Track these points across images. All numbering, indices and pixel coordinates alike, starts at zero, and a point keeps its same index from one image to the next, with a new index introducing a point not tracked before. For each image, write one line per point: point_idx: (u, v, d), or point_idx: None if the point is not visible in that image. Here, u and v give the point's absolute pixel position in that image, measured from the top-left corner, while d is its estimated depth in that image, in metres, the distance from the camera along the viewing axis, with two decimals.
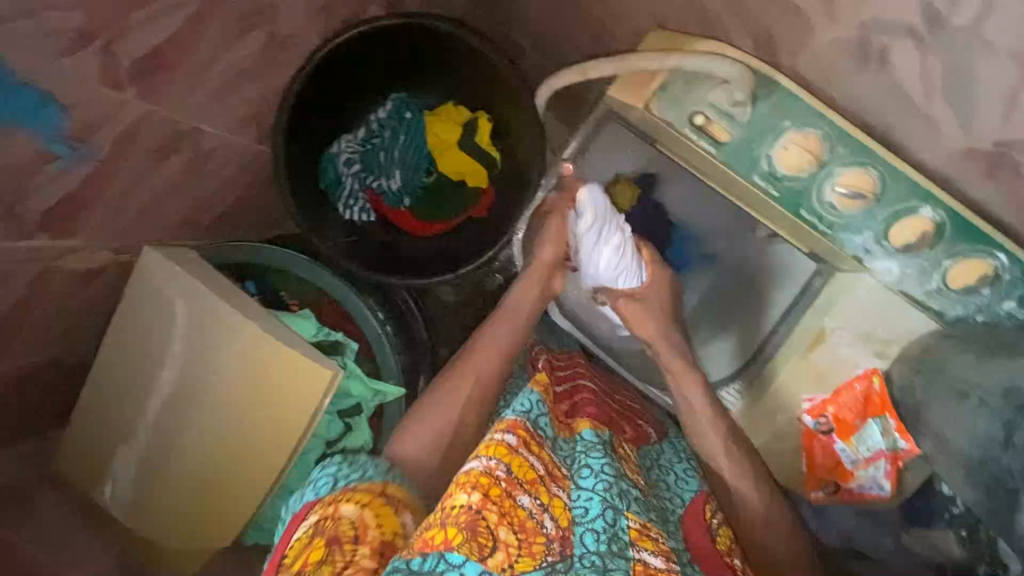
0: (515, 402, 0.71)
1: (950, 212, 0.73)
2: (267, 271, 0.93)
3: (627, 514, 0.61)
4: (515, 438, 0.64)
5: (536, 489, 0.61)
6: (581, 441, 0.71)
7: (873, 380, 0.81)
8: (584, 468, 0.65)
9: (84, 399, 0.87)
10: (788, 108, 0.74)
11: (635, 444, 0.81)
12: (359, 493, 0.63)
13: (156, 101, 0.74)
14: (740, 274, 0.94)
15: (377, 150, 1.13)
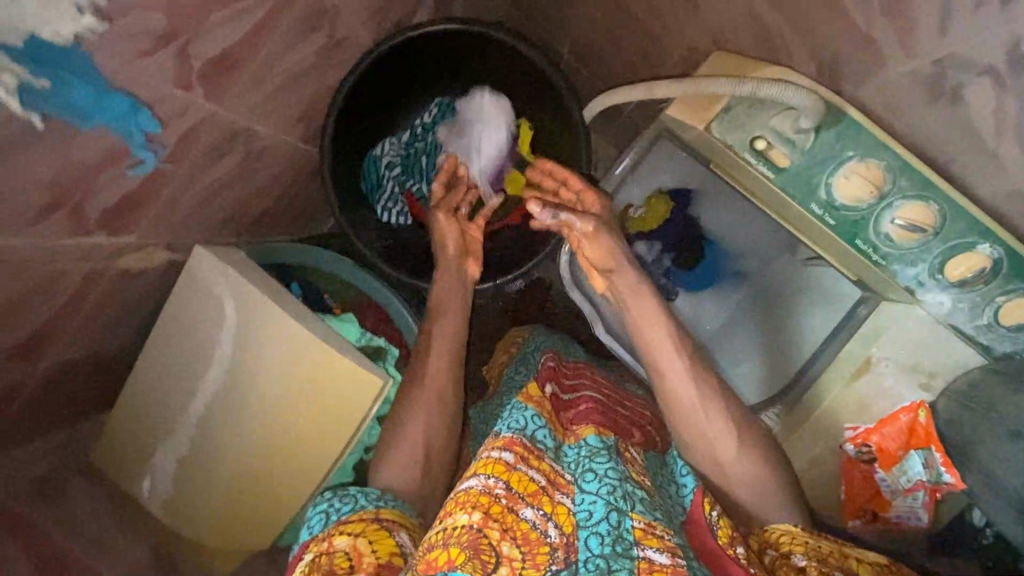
0: (509, 418, 0.71)
1: (1008, 249, 0.72)
2: (312, 273, 0.93)
3: (632, 514, 0.59)
4: (512, 455, 0.64)
5: (538, 498, 0.62)
6: (585, 446, 0.67)
7: (919, 413, 0.82)
8: (588, 472, 0.63)
9: (125, 394, 0.87)
10: (853, 138, 0.73)
11: (643, 447, 0.73)
12: (352, 526, 0.63)
13: (220, 102, 0.73)
14: (772, 295, 0.95)
15: (418, 153, 1.12)
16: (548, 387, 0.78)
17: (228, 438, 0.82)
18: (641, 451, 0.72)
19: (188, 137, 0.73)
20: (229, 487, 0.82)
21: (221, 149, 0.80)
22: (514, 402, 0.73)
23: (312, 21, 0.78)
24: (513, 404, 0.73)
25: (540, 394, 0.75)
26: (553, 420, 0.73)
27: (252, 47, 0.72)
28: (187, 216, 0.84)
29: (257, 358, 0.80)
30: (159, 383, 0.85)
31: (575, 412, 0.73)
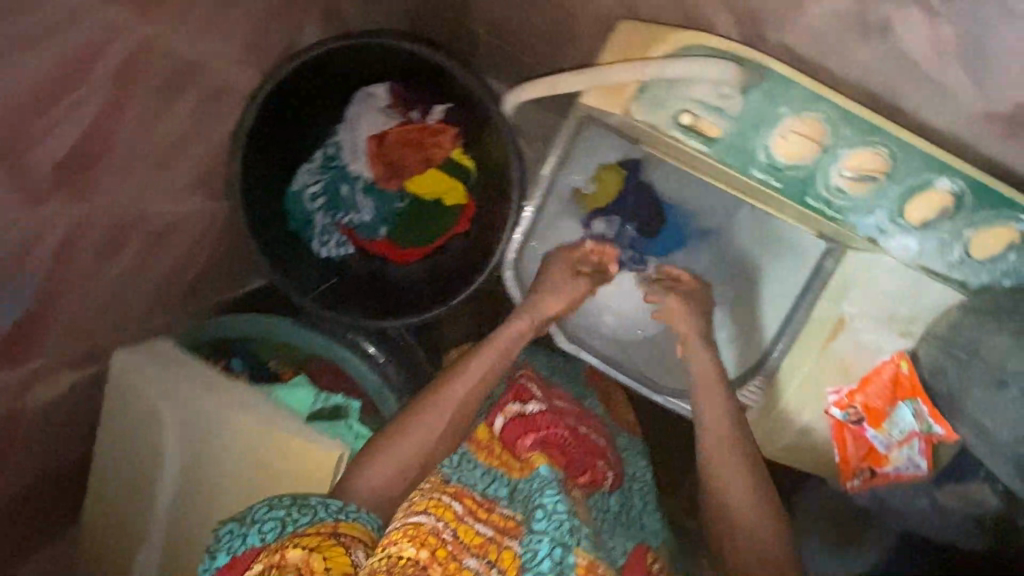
0: (459, 462, 0.70)
1: (969, 181, 0.66)
2: (250, 341, 0.87)
3: (576, 550, 0.62)
4: (462, 505, 0.65)
5: (486, 549, 0.62)
6: (540, 479, 0.67)
7: (901, 364, 0.78)
8: (538, 510, 0.64)
9: (87, 511, 0.82)
10: (784, 93, 0.66)
11: (588, 492, 0.71)
12: (308, 538, 0.57)
13: (88, 202, 0.68)
14: (740, 250, 0.89)
15: (344, 180, 1.04)
16: (500, 421, 0.74)
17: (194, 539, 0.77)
18: (585, 493, 0.71)
19: (71, 243, 0.68)
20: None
21: (116, 243, 0.75)
22: (460, 448, 0.71)
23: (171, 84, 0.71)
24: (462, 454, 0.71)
25: (490, 438, 0.72)
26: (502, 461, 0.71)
27: (106, 132, 0.66)
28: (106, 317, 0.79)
29: (213, 447, 0.77)
30: (122, 494, 0.81)
31: (528, 444, 0.72)
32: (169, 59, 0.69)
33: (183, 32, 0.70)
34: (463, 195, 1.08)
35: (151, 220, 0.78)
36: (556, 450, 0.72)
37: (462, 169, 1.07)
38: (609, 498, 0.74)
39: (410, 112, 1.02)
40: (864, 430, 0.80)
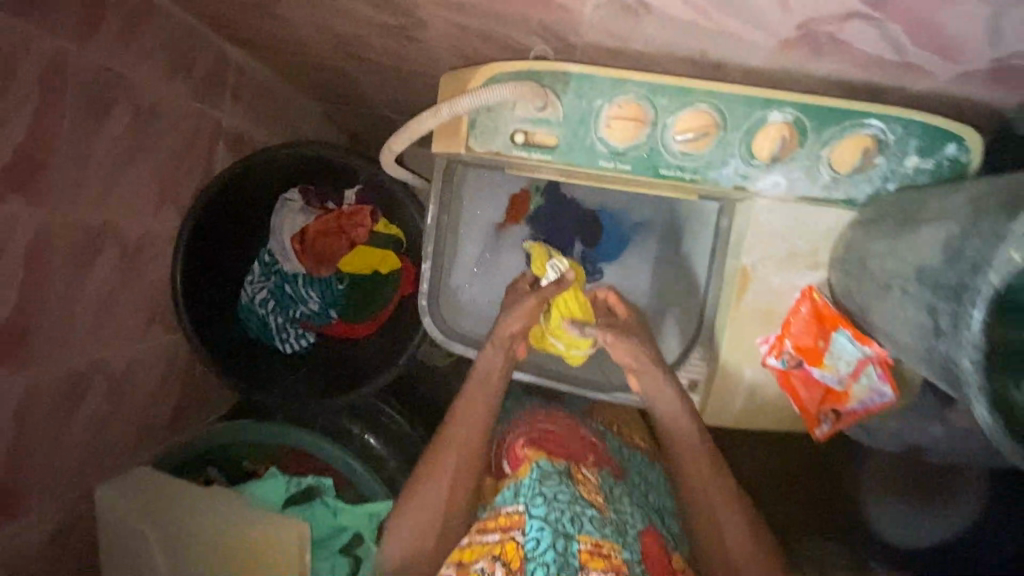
0: (534, 488, 0.80)
1: (796, 107, 0.68)
2: (221, 450, 0.95)
3: (578, 538, 0.76)
4: (470, 534, 0.83)
5: (491, 550, 0.79)
6: (537, 471, 0.82)
7: (815, 297, 0.76)
8: (537, 498, 0.78)
9: None
10: (592, 88, 0.70)
11: (598, 466, 0.89)
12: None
13: (39, 364, 0.76)
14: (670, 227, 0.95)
15: (287, 279, 1.15)
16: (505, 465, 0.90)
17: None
18: (595, 469, 0.88)
19: (30, 407, 0.75)
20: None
21: (78, 394, 0.83)
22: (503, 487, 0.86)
23: (91, 246, 0.81)
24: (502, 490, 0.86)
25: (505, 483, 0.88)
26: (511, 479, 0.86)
27: (37, 305, 0.74)
28: (83, 465, 0.85)
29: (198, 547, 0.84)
30: None
31: (521, 447, 0.89)
32: (80, 229, 0.79)
33: (90, 201, 0.79)
34: (397, 261, 1.15)
35: (109, 363, 0.88)
36: (559, 456, 0.87)
37: (389, 239, 1.14)
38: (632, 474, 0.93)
39: (327, 204, 1.13)
40: (810, 372, 0.77)
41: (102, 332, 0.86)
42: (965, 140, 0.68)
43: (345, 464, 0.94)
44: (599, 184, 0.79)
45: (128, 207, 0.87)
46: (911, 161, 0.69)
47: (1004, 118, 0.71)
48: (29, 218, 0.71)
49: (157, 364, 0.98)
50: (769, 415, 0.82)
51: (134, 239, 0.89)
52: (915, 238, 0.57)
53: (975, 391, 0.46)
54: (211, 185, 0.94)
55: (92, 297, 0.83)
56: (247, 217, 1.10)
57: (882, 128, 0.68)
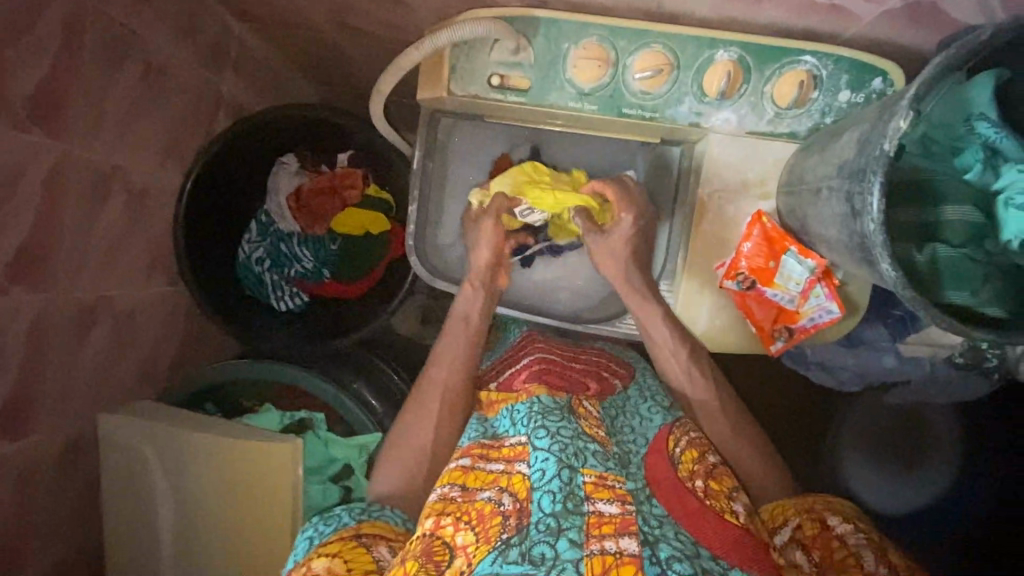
0: (535, 413, 0.70)
1: (739, 46, 0.77)
2: (223, 389, 1.04)
3: (583, 469, 0.63)
4: (470, 458, 0.72)
5: (496, 481, 0.68)
6: (538, 404, 0.72)
7: (765, 222, 0.83)
8: (539, 430, 0.67)
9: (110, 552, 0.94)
10: (560, 32, 0.78)
11: (599, 396, 0.81)
12: (330, 546, 0.72)
13: (49, 289, 0.81)
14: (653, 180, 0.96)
15: (282, 240, 1.21)
16: (494, 385, 0.89)
17: (200, 550, 0.91)
18: (597, 402, 0.80)
19: (39, 328, 0.81)
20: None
21: (84, 325, 0.88)
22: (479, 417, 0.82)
23: (100, 186, 0.87)
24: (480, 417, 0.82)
25: (489, 395, 0.85)
26: (501, 403, 0.80)
27: (50, 232, 0.80)
28: (91, 392, 0.92)
29: (196, 472, 0.91)
30: (131, 545, 0.92)
31: (523, 378, 0.82)
32: (91, 167, 0.85)
33: (100, 143, 0.86)
34: (387, 223, 1.21)
35: (114, 302, 0.93)
36: (560, 387, 0.79)
37: (379, 201, 1.21)
38: (625, 394, 0.85)
39: (320, 167, 1.21)
40: (763, 292, 0.85)
41: (108, 270, 0.91)
42: (887, 74, 0.77)
43: (337, 401, 1.02)
44: (569, 126, 0.87)
45: (135, 155, 0.93)
46: (844, 96, 0.78)
47: (927, 59, 0.80)
48: (47, 149, 0.78)
49: (158, 310, 1.04)
50: (729, 338, 0.89)
51: (140, 187, 0.96)
52: (840, 145, 0.65)
53: (880, 249, 0.54)
54: (212, 145, 1.00)
55: (100, 236, 0.89)
56: (244, 179, 1.17)
57: (816, 65, 0.77)
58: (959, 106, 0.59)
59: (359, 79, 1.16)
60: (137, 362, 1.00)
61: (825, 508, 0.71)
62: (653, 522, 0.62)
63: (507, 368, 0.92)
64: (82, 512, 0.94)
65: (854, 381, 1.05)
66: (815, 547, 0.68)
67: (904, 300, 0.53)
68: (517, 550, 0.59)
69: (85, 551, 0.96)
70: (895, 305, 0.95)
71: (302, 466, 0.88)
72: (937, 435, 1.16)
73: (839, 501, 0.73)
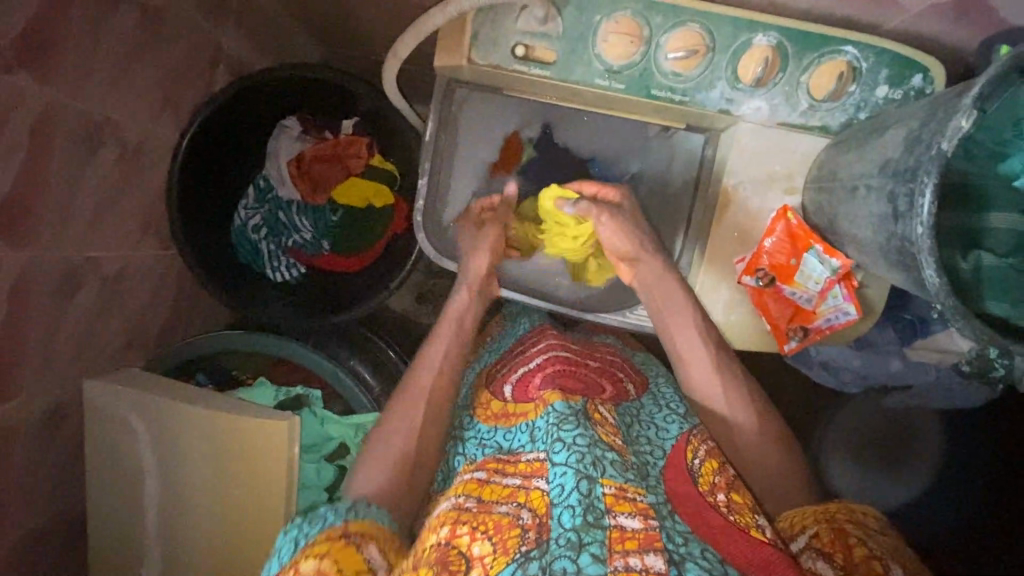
0: (559, 429, 0.70)
1: (779, 31, 0.73)
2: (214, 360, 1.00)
3: (603, 481, 0.65)
4: (486, 472, 0.75)
5: (514, 496, 0.70)
6: (553, 413, 0.73)
7: (790, 217, 0.81)
8: (556, 443, 0.68)
9: (92, 522, 0.90)
10: (591, 4, 0.74)
11: (614, 401, 0.84)
12: (318, 546, 0.66)
13: (33, 242, 0.76)
14: (669, 173, 0.93)
15: (280, 207, 1.16)
16: (507, 389, 0.87)
17: (187, 524, 0.89)
18: (612, 408, 0.82)
19: (21, 287, 0.75)
20: (207, 556, 0.88)
21: (70, 287, 0.83)
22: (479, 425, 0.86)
23: (89, 138, 0.81)
24: (480, 428, 0.85)
25: (502, 405, 0.85)
26: (516, 415, 0.81)
27: (37, 184, 0.75)
28: (75, 358, 0.88)
29: (184, 444, 0.87)
30: (117, 515, 0.89)
31: (537, 383, 0.82)
32: (83, 116, 0.79)
33: (91, 91, 0.80)
34: (390, 196, 1.17)
35: (101, 264, 0.88)
36: (577, 391, 0.80)
37: (383, 172, 1.16)
38: (640, 402, 0.88)
39: (323, 133, 1.15)
40: (782, 290, 0.83)
41: (99, 228, 0.87)
42: (929, 71, 0.73)
43: (335, 378, 0.99)
44: (594, 105, 0.83)
45: (130, 107, 0.87)
46: (881, 91, 0.75)
47: (967, 60, 0.77)
48: (33, 93, 0.71)
49: (148, 276, 0.99)
50: (738, 331, 0.87)
51: (134, 141, 0.90)
52: (882, 144, 0.62)
53: (926, 254, 0.51)
54: (213, 101, 0.93)
55: (90, 191, 0.84)
56: (243, 138, 1.11)
57: (856, 56, 0.74)
58: (1014, 109, 0.54)
59: (369, 43, 1.10)
60: (125, 328, 0.96)
61: (847, 519, 0.70)
62: (678, 540, 0.63)
63: (518, 366, 0.89)
64: (61, 482, 0.90)
65: (855, 384, 1.04)
66: (837, 551, 0.66)
67: (944, 308, 0.52)
68: (537, 563, 0.60)
69: (66, 520, 0.92)
70: (906, 309, 0.94)
71: (298, 444, 0.86)
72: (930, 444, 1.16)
73: (861, 507, 0.72)
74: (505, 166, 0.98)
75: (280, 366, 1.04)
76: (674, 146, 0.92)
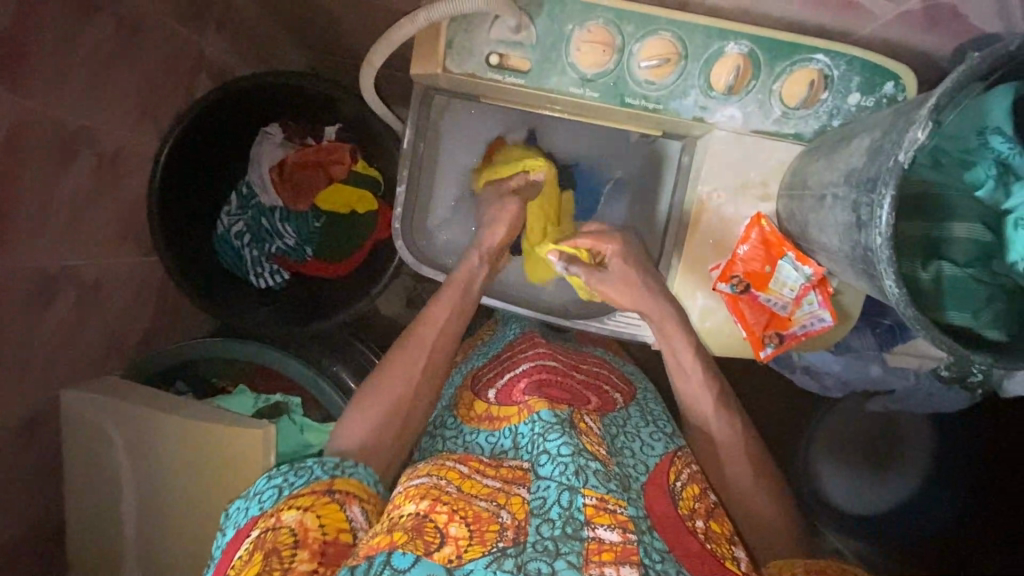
0: (546, 436, 0.72)
1: (751, 40, 0.73)
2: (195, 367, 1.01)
3: (584, 492, 0.65)
4: (468, 467, 0.72)
5: (493, 496, 0.68)
6: (539, 422, 0.74)
7: (763, 225, 0.81)
8: (542, 455, 0.70)
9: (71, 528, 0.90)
10: (564, 13, 0.74)
11: (600, 413, 0.83)
12: (302, 499, 0.66)
13: (8, 252, 0.76)
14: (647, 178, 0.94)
15: (263, 213, 1.16)
16: (491, 392, 0.86)
17: (164, 530, 0.89)
18: (598, 418, 0.82)
19: None
20: (183, 563, 0.88)
21: (47, 294, 0.83)
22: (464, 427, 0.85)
23: (65, 147, 0.82)
24: (465, 429, 0.84)
25: (485, 407, 0.85)
26: (500, 419, 0.81)
27: (11, 194, 0.75)
28: (53, 366, 0.88)
29: (162, 449, 0.88)
30: (95, 521, 0.90)
31: (522, 388, 0.83)
32: (58, 126, 0.80)
33: (67, 100, 0.80)
34: (374, 202, 1.17)
35: (79, 272, 0.88)
36: (562, 400, 0.81)
37: (367, 178, 1.16)
38: (626, 412, 0.88)
39: (306, 139, 1.15)
40: (756, 296, 0.83)
41: (77, 237, 0.87)
42: (900, 79, 0.74)
43: (315, 385, 0.99)
44: (570, 113, 0.84)
45: (108, 116, 0.88)
46: (854, 99, 0.75)
47: (940, 67, 0.77)
48: (7, 103, 0.72)
49: (128, 282, 0.99)
50: (715, 337, 0.87)
51: (113, 150, 0.90)
52: (848, 154, 0.63)
53: (885, 265, 0.52)
54: (193, 108, 0.93)
55: (67, 200, 0.84)
56: (226, 145, 1.12)
57: (828, 64, 0.74)
58: (976, 117, 0.55)
59: (351, 49, 1.10)
60: (105, 335, 0.96)
61: (835, 574, 0.69)
62: (655, 556, 0.63)
63: (504, 371, 0.89)
64: (40, 488, 0.91)
65: (837, 389, 1.04)
66: None
67: (905, 318, 0.52)
68: (512, 560, 0.61)
69: (45, 527, 0.93)
70: (885, 315, 0.94)
71: (274, 452, 0.86)
72: (913, 447, 1.17)
73: (848, 562, 0.71)
74: (485, 172, 0.99)
75: (261, 373, 1.04)
76: (652, 152, 0.92)
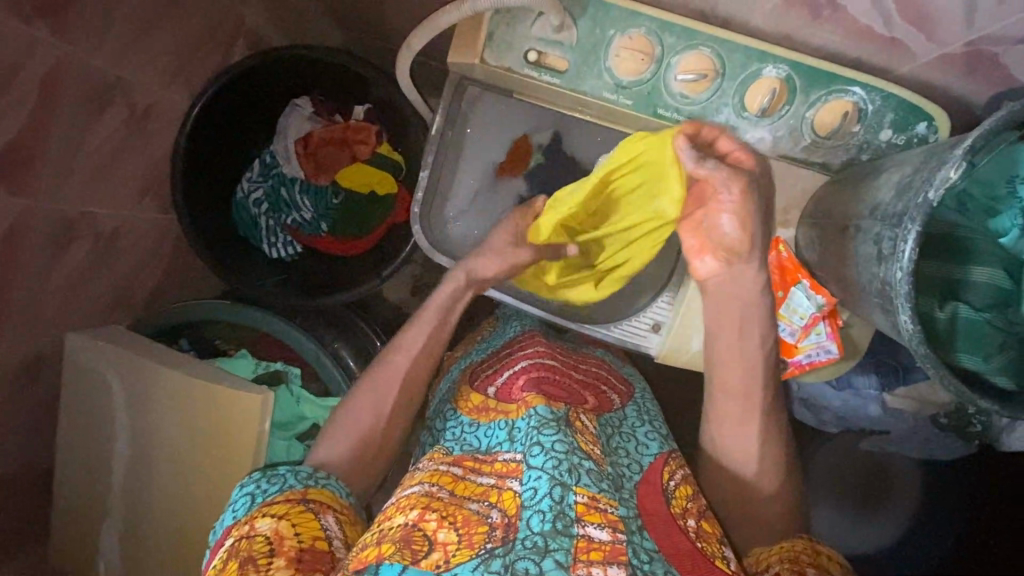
0: (541, 432, 0.70)
1: (791, 65, 0.73)
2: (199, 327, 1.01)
3: (576, 489, 0.64)
4: (462, 469, 0.75)
5: (486, 494, 0.69)
6: (535, 416, 0.73)
7: (780, 250, 0.82)
8: (535, 446, 0.69)
9: (60, 474, 0.91)
10: (607, 16, 0.74)
11: (596, 412, 0.83)
12: (277, 506, 0.67)
13: (30, 192, 0.77)
14: None
15: (284, 183, 1.16)
16: (492, 388, 0.87)
17: (151, 487, 0.89)
18: (594, 417, 0.82)
19: (16, 231, 0.77)
20: (167, 522, 0.89)
21: (65, 240, 0.84)
22: (457, 416, 0.87)
23: (101, 95, 0.82)
24: (463, 421, 0.85)
25: (483, 400, 0.85)
26: (496, 411, 0.82)
27: (41, 133, 0.76)
28: (60, 310, 0.88)
29: (160, 405, 0.88)
30: (85, 468, 0.90)
31: (521, 386, 0.82)
32: (97, 73, 0.81)
33: (106, 48, 0.81)
34: (394, 184, 1.16)
35: (98, 221, 0.89)
36: (557, 397, 0.80)
37: (390, 161, 1.16)
38: (622, 412, 0.88)
39: (334, 116, 1.16)
40: None
41: (99, 184, 0.87)
42: (934, 119, 0.73)
43: (316, 359, 0.99)
44: (600, 117, 0.84)
45: (145, 70, 0.89)
46: (885, 135, 0.75)
47: (976, 113, 0.77)
48: (49, 46, 0.73)
49: (143, 237, 0.99)
50: None
51: (146, 103, 0.91)
52: (879, 186, 0.62)
53: (902, 300, 0.52)
54: (226, 73, 0.94)
55: (94, 148, 0.84)
56: (254, 113, 1.13)
57: (864, 97, 0.74)
58: (1006, 165, 0.54)
59: (389, 32, 1.10)
60: (114, 286, 0.97)
61: (809, 563, 0.70)
62: (643, 557, 0.64)
63: (504, 368, 0.88)
64: (34, 431, 0.91)
65: (834, 424, 1.04)
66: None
67: (918, 357, 0.52)
68: (500, 561, 0.59)
69: (32, 469, 0.93)
70: (891, 355, 0.93)
71: (269, 420, 0.86)
72: (903, 492, 1.16)
73: (827, 552, 0.73)
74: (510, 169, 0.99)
75: (264, 340, 1.05)
76: None
